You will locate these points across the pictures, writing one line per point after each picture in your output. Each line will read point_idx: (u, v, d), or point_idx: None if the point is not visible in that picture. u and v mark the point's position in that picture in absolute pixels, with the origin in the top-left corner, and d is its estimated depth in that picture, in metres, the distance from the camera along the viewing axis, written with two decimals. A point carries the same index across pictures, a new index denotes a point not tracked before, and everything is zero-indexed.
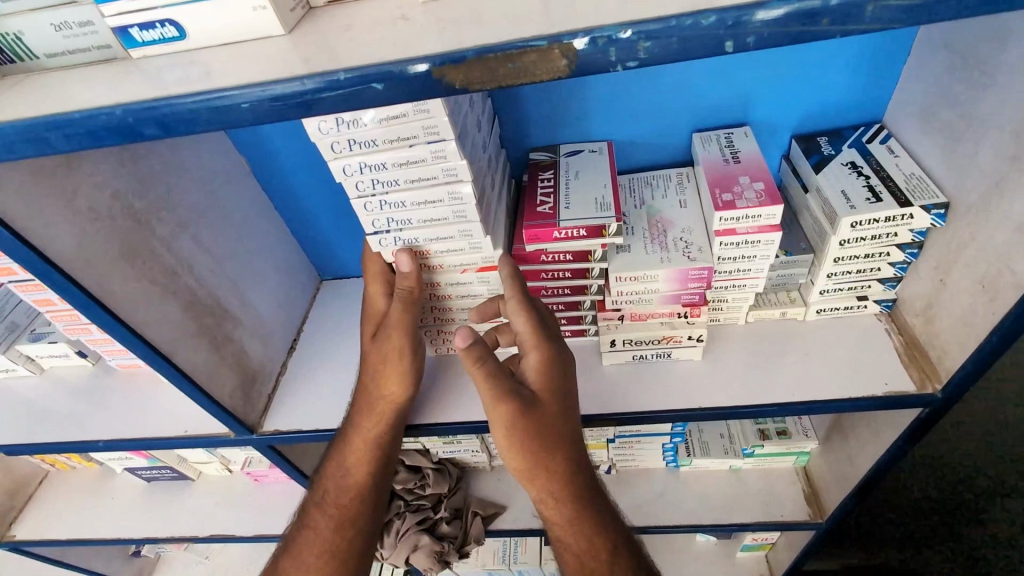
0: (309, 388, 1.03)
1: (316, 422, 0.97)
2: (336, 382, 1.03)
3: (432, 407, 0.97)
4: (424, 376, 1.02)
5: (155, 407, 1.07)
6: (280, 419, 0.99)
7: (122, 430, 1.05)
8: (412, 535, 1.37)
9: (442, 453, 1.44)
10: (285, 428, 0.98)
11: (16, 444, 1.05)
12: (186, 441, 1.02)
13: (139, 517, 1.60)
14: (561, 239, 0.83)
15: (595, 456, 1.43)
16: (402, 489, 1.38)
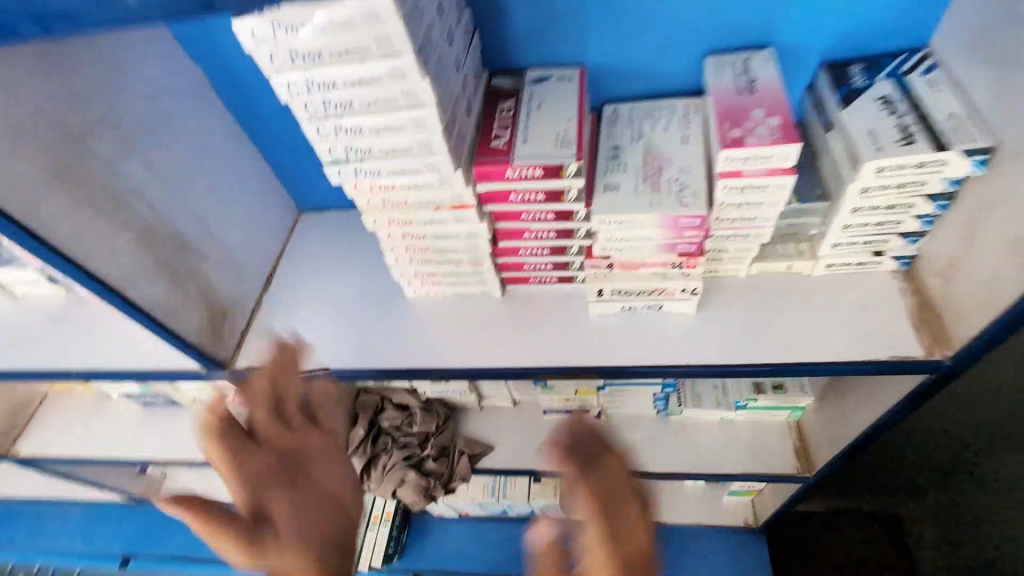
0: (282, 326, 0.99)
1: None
2: (312, 321, 0.98)
3: (409, 352, 0.93)
4: (408, 321, 0.96)
5: (128, 338, 1.04)
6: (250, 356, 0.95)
7: (93, 360, 1.02)
8: (398, 470, 1.36)
9: (429, 393, 1.41)
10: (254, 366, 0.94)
11: None
12: (157, 375, 0.99)
13: (136, 440, 1.63)
14: (515, 179, 0.74)
15: (583, 402, 1.41)
16: (389, 425, 1.39)
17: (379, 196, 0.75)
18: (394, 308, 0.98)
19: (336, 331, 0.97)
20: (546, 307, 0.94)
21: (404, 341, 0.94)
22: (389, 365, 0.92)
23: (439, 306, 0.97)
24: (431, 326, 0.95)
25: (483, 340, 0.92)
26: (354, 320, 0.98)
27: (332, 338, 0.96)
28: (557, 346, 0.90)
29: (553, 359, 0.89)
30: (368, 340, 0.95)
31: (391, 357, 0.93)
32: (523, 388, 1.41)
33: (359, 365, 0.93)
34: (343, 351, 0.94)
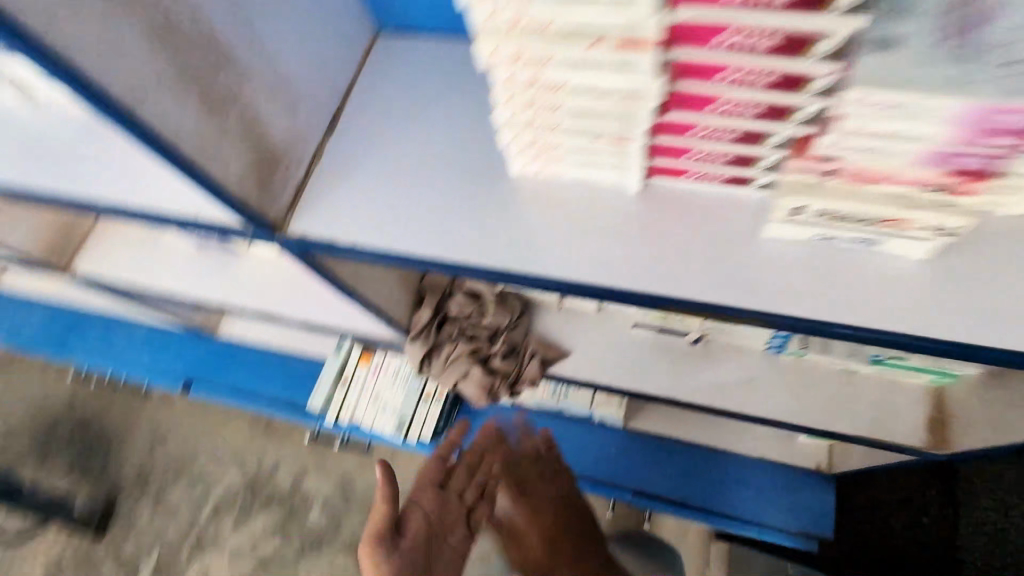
0: (353, 191, 0.85)
1: (360, 236, 0.81)
2: (388, 194, 0.84)
3: (531, 247, 0.79)
4: (524, 205, 0.82)
5: (156, 174, 0.84)
6: (311, 223, 0.83)
7: (116, 192, 0.85)
8: (462, 364, 1.23)
9: (506, 285, 1.22)
10: (319, 235, 0.82)
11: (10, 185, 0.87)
12: (195, 225, 0.84)
13: (191, 278, 1.55)
14: (750, 30, 0.52)
15: (683, 323, 1.20)
16: (456, 314, 1.23)
17: (535, 34, 0.57)
18: (487, 189, 0.84)
19: (417, 208, 0.83)
20: (675, 209, 0.79)
21: (500, 231, 0.80)
22: (498, 264, 0.78)
23: (543, 193, 0.82)
24: (529, 218, 0.81)
25: (595, 243, 0.78)
26: (440, 198, 0.84)
27: (412, 218, 0.82)
28: (681, 269, 0.75)
29: (708, 292, 0.73)
30: (454, 224, 0.81)
31: (481, 249, 0.79)
32: (615, 307, 1.27)
33: (463, 258, 0.78)
34: (423, 235, 0.81)
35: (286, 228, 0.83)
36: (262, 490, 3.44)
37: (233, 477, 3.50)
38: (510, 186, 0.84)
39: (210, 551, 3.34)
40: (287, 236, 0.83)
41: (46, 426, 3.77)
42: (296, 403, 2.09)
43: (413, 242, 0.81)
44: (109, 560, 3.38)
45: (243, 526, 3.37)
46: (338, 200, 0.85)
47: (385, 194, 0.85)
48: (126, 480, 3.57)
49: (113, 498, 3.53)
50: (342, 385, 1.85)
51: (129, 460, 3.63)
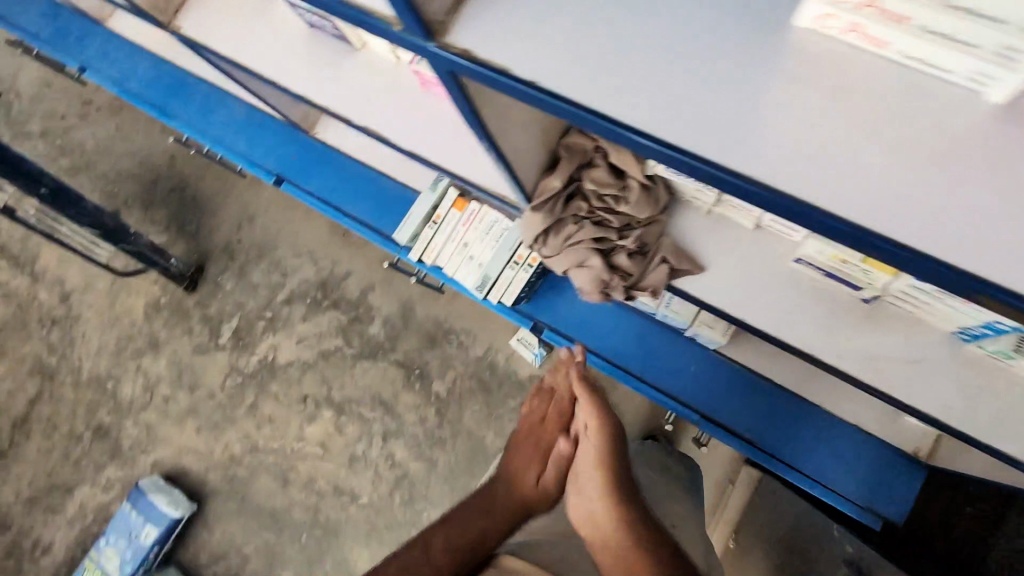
0: (562, 23, 0.66)
1: (550, 81, 0.64)
2: (617, 34, 0.65)
3: (821, 158, 0.60)
4: (823, 95, 0.61)
5: None
6: (485, 43, 0.66)
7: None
8: (582, 251, 1.06)
9: (661, 171, 0.99)
10: (489, 60, 0.66)
11: None
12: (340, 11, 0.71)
13: (299, 68, 1.38)
14: None
15: (864, 274, 0.96)
16: (590, 191, 1.03)
17: None
18: (741, 62, 0.63)
19: (634, 64, 0.64)
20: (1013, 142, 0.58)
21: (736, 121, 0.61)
22: (771, 178, 0.60)
23: (829, 79, 0.62)
24: (780, 114, 0.61)
25: (856, 169, 0.59)
26: (670, 58, 0.64)
27: (624, 79, 0.64)
28: (956, 232, 0.56)
29: None
30: (675, 97, 0.63)
31: (698, 138, 0.62)
32: (782, 226, 1.03)
33: (722, 155, 0.61)
34: (631, 100, 0.63)
35: (448, 38, 0.67)
36: (332, 292, 3.66)
37: (307, 273, 3.71)
38: (776, 63, 0.63)
39: (280, 331, 3.68)
40: (441, 47, 0.66)
41: (151, 180, 4.03)
42: (379, 229, 2.02)
43: (616, 108, 0.63)
44: (196, 313, 3.80)
45: (311, 319, 3.65)
46: (536, 24, 0.66)
47: (599, 35, 0.66)
48: (215, 249, 3.86)
49: (202, 261, 3.85)
50: (430, 227, 1.74)
51: (219, 230, 3.89)
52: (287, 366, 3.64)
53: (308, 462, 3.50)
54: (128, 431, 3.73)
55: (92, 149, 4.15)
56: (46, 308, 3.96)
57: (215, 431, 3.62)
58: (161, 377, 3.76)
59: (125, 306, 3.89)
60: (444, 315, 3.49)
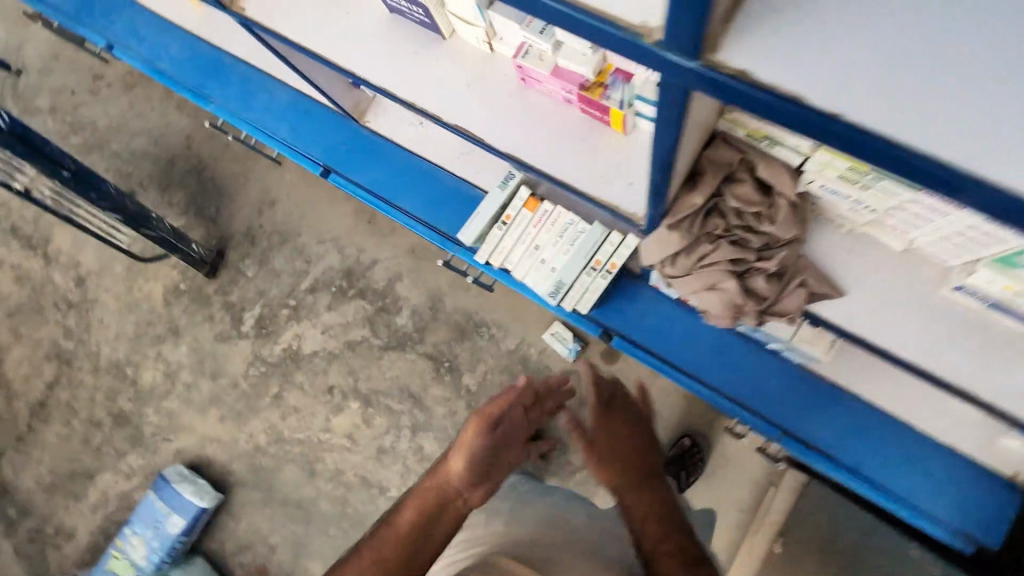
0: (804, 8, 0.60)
1: (773, 72, 0.58)
2: (855, 34, 0.58)
3: None
4: None
5: None
6: (754, 58, 0.58)
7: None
8: (716, 273, 0.97)
9: (814, 187, 0.90)
10: (758, 80, 0.58)
11: None
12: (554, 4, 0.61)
13: (377, 56, 1.26)
14: None
15: None
16: (729, 209, 0.93)
17: None
18: (995, 51, 0.55)
19: (853, 48, 0.58)
20: None
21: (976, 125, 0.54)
22: None
23: None
24: None
25: None
26: (910, 46, 0.58)
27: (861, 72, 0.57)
28: None
29: None
30: (889, 85, 0.56)
31: (969, 150, 0.54)
32: (986, 233, 0.79)
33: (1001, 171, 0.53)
34: (849, 87, 0.57)
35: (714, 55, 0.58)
36: (357, 281, 3.55)
37: (332, 261, 3.60)
38: None
39: (304, 320, 3.58)
40: (710, 67, 0.58)
41: (167, 160, 3.88)
42: (434, 226, 1.91)
43: (832, 99, 0.57)
44: (217, 299, 3.69)
45: (336, 308, 3.54)
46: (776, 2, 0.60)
47: (817, 9, 0.60)
48: (236, 233, 3.74)
49: (222, 246, 3.73)
50: (499, 228, 1.63)
51: (240, 214, 3.76)
52: (311, 356, 3.54)
53: (335, 454, 3.43)
54: (149, 418, 3.65)
55: (104, 126, 3.98)
56: (61, 292, 3.85)
57: (239, 421, 3.56)
58: (182, 365, 3.67)
59: (143, 290, 3.78)
60: (474, 306, 3.34)
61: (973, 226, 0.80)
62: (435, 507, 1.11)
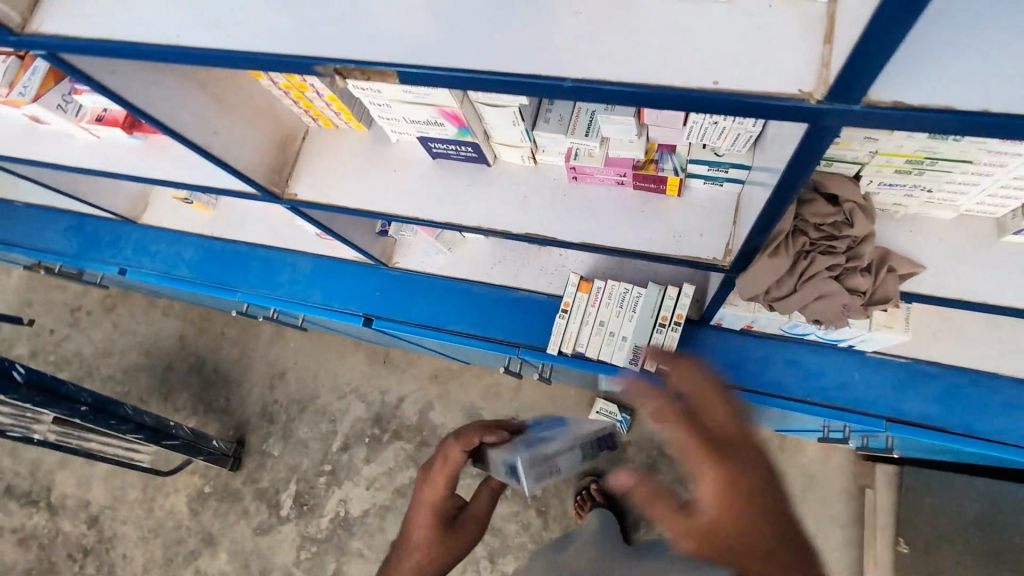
0: (932, 2, 0.59)
1: (925, 92, 0.57)
2: (987, 28, 0.58)
3: None
4: None
5: (637, 42, 0.67)
6: (904, 84, 0.58)
7: (597, 70, 0.67)
8: (821, 282, 1.06)
9: (876, 185, 1.05)
10: (918, 103, 0.57)
11: (431, 69, 0.72)
12: (710, 97, 0.63)
13: (433, 196, 1.40)
14: None
15: None
16: (815, 224, 1.05)
17: None
18: None
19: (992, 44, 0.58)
20: None
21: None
22: None
23: None
24: None
25: None
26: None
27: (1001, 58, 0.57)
28: None
29: None
30: None
31: None
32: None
33: None
34: (1003, 81, 0.56)
35: (871, 95, 0.58)
36: (389, 423, 3.45)
37: (358, 412, 3.50)
38: None
39: (345, 482, 3.40)
40: (872, 106, 0.58)
41: (164, 366, 3.81)
42: (491, 337, 1.97)
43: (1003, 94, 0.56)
44: (247, 491, 3.47)
45: (376, 458, 3.40)
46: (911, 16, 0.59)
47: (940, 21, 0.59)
48: (252, 416, 3.62)
49: (241, 433, 3.59)
50: (562, 317, 1.72)
51: (251, 396, 3.67)
52: (363, 516, 3.32)
53: None
54: None
55: (90, 354, 3.91)
56: (73, 540, 3.53)
57: None
58: None
59: (165, 508, 3.52)
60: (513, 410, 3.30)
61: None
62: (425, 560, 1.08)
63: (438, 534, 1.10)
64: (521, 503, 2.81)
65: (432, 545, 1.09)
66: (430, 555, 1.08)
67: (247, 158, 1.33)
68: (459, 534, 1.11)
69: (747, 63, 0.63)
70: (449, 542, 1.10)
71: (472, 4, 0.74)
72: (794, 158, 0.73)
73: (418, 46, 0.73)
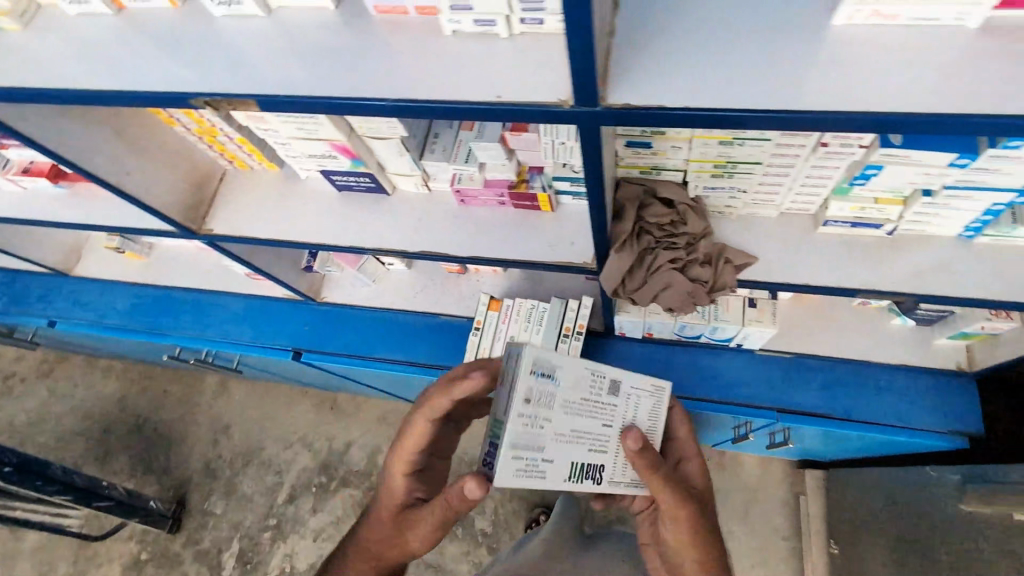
0: (647, 36, 0.79)
1: (642, 96, 0.76)
2: (687, 51, 0.78)
3: (872, 86, 0.72)
4: (847, 50, 0.75)
5: (442, 69, 0.84)
6: (629, 91, 0.76)
7: (412, 91, 0.83)
8: (665, 272, 1.24)
9: (702, 190, 1.24)
10: (641, 104, 0.76)
11: (283, 97, 0.87)
12: (497, 109, 0.79)
13: (339, 225, 1.54)
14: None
15: (879, 213, 1.22)
16: (654, 223, 1.23)
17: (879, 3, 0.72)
18: (770, 42, 0.77)
19: (691, 61, 0.77)
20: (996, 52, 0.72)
21: (783, 76, 0.74)
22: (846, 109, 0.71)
23: (857, 45, 0.75)
24: (845, 68, 0.73)
25: (880, 86, 0.72)
26: (719, 52, 0.77)
27: (696, 69, 0.77)
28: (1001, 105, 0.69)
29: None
30: (720, 78, 0.75)
31: (785, 99, 0.73)
32: (838, 145, 1.05)
33: (807, 106, 0.72)
34: (695, 88, 0.75)
35: (607, 100, 0.76)
36: (337, 470, 3.41)
37: (305, 461, 3.46)
38: (798, 33, 0.77)
39: (290, 536, 3.30)
40: (609, 107, 0.76)
41: (102, 429, 3.69)
42: (416, 361, 2.06)
43: (694, 95, 0.75)
44: (187, 554, 3.32)
45: (323, 507, 3.33)
46: (634, 46, 0.79)
47: (657, 47, 0.79)
48: (194, 474, 3.51)
49: (181, 493, 3.46)
50: (475, 334, 1.84)
51: (193, 453, 3.58)
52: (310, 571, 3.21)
53: None
54: None
55: (23, 422, 3.77)
56: None
57: None
58: None
59: None
60: None
61: (819, 153, 1.09)
62: (383, 551, 1.09)
63: (397, 534, 1.08)
64: (467, 539, 2.80)
65: (390, 542, 1.08)
66: (387, 551, 1.09)
67: (161, 196, 1.45)
68: (412, 545, 1.06)
69: (522, 82, 0.79)
70: (406, 547, 1.07)
71: (321, 47, 0.90)
72: (586, 159, 0.90)
73: (275, 80, 0.89)
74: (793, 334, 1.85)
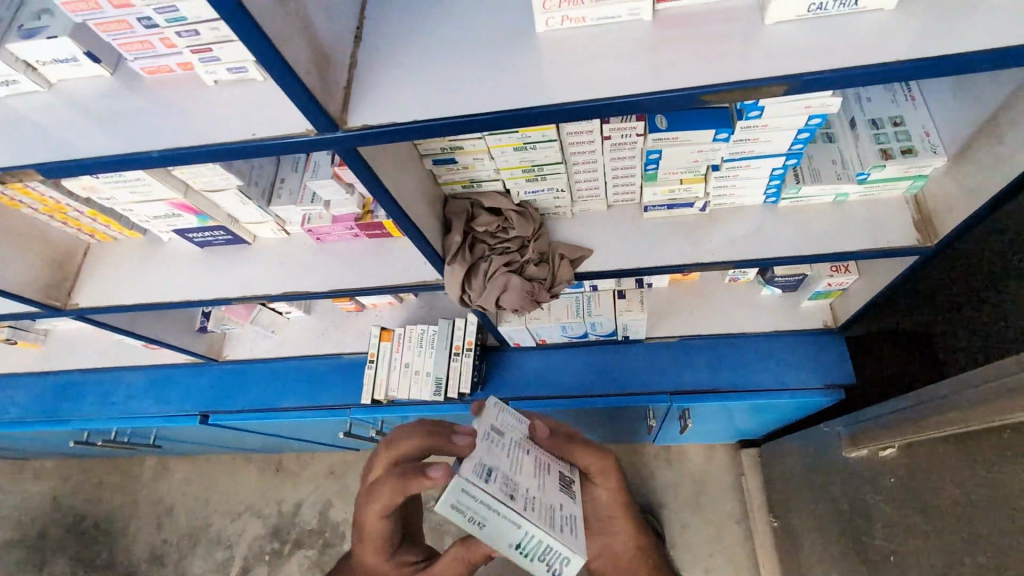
0: (383, 63, 0.87)
1: (377, 116, 0.83)
2: (416, 72, 0.86)
3: (570, 80, 0.82)
4: (550, 52, 0.84)
5: (206, 118, 0.90)
6: (366, 114, 0.84)
7: (178, 140, 0.88)
8: (501, 276, 1.33)
9: (524, 195, 1.32)
10: (378, 123, 0.83)
11: (61, 162, 0.91)
12: (254, 145, 0.86)
13: (205, 280, 1.56)
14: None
15: (688, 193, 1.32)
16: (484, 233, 1.32)
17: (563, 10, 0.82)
18: (486, 54, 0.86)
19: (420, 81, 0.85)
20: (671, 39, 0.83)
21: (496, 84, 0.83)
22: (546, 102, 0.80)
23: (559, 47, 0.84)
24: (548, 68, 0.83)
25: (577, 78, 0.81)
26: (444, 69, 0.86)
27: (425, 87, 0.85)
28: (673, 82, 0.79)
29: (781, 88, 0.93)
30: (443, 91, 0.84)
31: (498, 101, 0.82)
32: (619, 136, 1.14)
33: (515, 105, 0.81)
34: (422, 102, 0.83)
35: (348, 123, 0.83)
36: (289, 534, 3.30)
37: (255, 529, 3.34)
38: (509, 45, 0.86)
39: None
40: (350, 130, 0.83)
41: (36, 534, 3.50)
42: (325, 404, 2.06)
43: (422, 110, 0.83)
44: None
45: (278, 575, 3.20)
46: (372, 75, 0.87)
47: (392, 72, 0.87)
48: (140, 564, 3.34)
49: None
50: (370, 367, 1.87)
51: (137, 542, 3.41)
52: None
53: None
54: None
55: None
56: None
57: None
58: None
59: None
60: None
61: (609, 146, 1.18)
62: None
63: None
64: None
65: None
66: None
67: (15, 278, 1.45)
68: None
69: (272, 119, 0.86)
70: None
71: (100, 112, 0.95)
72: (365, 180, 0.96)
73: (55, 147, 0.93)
74: (674, 317, 1.94)
